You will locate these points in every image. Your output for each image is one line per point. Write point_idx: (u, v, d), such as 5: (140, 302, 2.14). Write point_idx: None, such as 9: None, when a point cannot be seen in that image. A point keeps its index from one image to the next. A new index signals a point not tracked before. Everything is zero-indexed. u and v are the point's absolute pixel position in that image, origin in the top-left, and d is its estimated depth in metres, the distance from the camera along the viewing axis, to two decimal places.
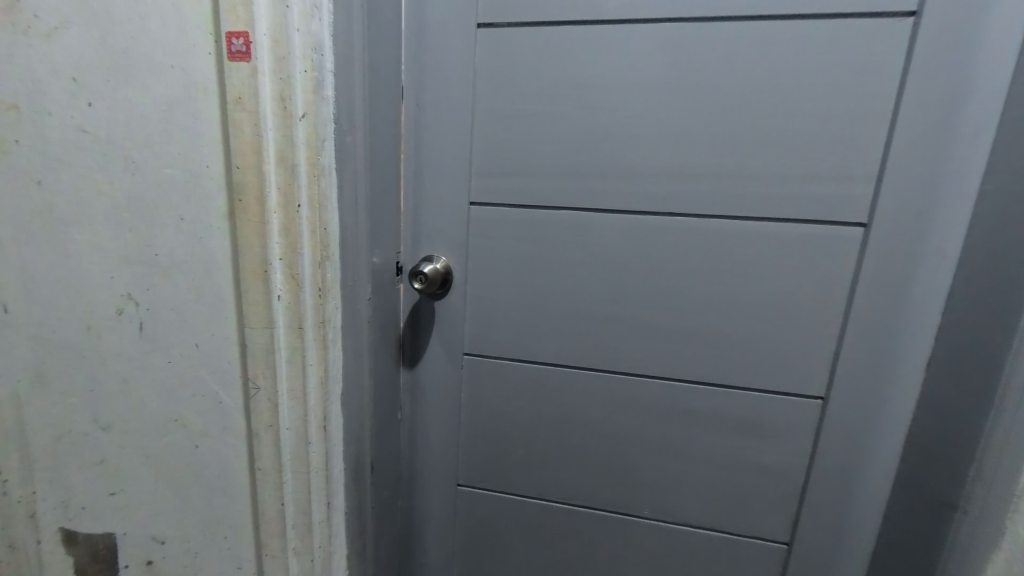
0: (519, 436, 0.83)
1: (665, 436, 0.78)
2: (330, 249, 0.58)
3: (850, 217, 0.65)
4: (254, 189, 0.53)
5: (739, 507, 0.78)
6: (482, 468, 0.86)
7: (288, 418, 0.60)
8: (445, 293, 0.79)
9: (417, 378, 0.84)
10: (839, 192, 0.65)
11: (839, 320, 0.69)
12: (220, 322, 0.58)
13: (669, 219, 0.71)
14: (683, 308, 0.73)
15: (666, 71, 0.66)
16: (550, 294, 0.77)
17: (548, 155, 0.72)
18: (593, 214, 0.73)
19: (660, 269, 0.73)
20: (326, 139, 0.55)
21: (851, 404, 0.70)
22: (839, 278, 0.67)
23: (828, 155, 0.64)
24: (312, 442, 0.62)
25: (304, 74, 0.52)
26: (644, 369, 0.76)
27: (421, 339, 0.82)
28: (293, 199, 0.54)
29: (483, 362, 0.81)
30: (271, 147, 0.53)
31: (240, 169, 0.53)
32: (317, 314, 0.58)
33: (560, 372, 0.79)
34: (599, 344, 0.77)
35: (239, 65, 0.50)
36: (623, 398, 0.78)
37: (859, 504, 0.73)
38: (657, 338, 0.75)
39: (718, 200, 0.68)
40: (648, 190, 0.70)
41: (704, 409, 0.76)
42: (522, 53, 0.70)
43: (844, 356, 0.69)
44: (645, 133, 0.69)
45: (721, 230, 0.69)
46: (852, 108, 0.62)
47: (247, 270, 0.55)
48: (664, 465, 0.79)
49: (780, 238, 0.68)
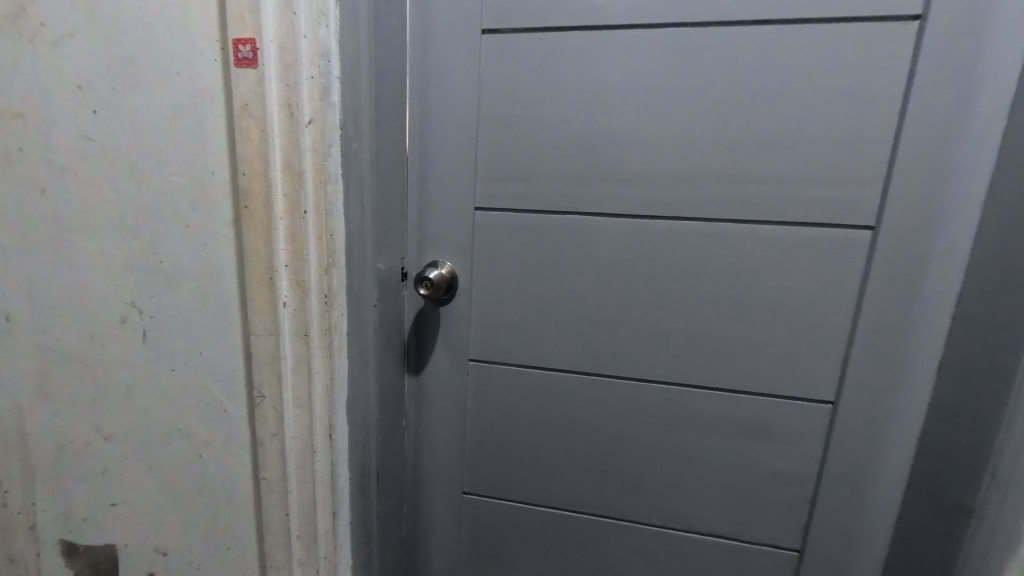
0: (525, 442, 0.82)
1: (672, 441, 0.77)
2: (336, 255, 0.58)
3: (858, 219, 0.65)
4: (260, 194, 0.53)
5: (748, 513, 0.77)
6: (487, 475, 0.85)
7: (293, 425, 0.59)
8: (451, 298, 0.79)
9: (421, 384, 0.82)
10: (846, 194, 0.65)
11: (849, 324, 0.68)
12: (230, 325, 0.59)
13: (676, 222, 0.70)
14: (689, 312, 0.73)
15: (672, 73, 0.66)
16: (556, 299, 0.76)
17: (553, 160, 0.72)
18: (597, 218, 0.73)
19: (667, 272, 0.72)
20: (333, 144, 0.55)
21: (861, 407, 0.69)
22: (849, 281, 0.67)
23: (836, 157, 0.64)
24: (318, 451, 0.61)
25: (310, 80, 0.52)
26: (652, 372, 0.75)
27: (426, 344, 0.81)
28: (299, 204, 0.53)
29: (489, 367, 0.80)
30: (278, 151, 0.52)
31: (245, 175, 0.53)
32: (322, 321, 0.58)
33: (566, 377, 0.78)
34: (606, 348, 0.76)
35: (245, 71, 0.50)
36: (629, 402, 0.77)
37: (871, 509, 0.72)
38: (664, 342, 0.74)
39: (726, 203, 0.68)
40: (655, 194, 0.70)
41: (714, 415, 0.75)
42: (526, 58, 0.70)
43: (855, 359, 0.68)
44: (650, 137, 0.69)
45: (729, 233, 0.69)
46: (859, 110, 0.62)
47: (253, 276, 0.55)
48: (671, 471, 0.78)
49: (790, 241, 0.68)
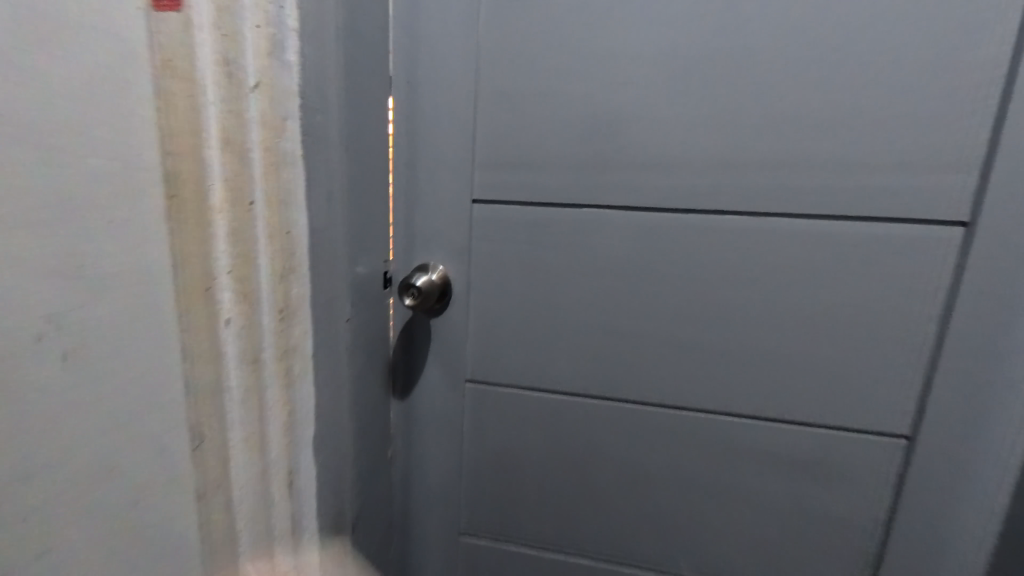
0: (532, 477, 0.70)
1: (709, 477, 0.65)
2: (292, 259, 0.46)
3: (944, 213, 0.53)
4: (191, 177, 0.37)
5: (799, 563, 0.65)
6: (488, 514, 0.73)
7: (246, 480, 0.44)
8: (444, 308, 0.66)
9: (410, 408, 0.70)
10: (931, 182, 0.53)
11: (929, 340, 0.56)
12: (142, 340, 0.35)
13: (717, 217, 0.58)
14: (731, 326, 0.60)
15: (716, 33, 0.54)
16: (569, 309, 0.64)
17: (566, 141, 0.60)
18: (620, 213, 0.60)
19: (704, 278, 0.60)
20: (288, 117, 0.44)
21: (943, 441, 0.58)
22: (930, 289, 0.55)
23: (919, 136, 0.52)
24: (276, 506, 0.48)
25: (256, 30, 0.39)
26: (685, 397, 0.63)
27: (415, 362, 0.69)
28: (245, 192, 0.40)
29: (489, 390, 0.68)
30: (216, 129, 0.37)
31: (172, 152, 0.35)
32: (279, 342, 0.45)
33: (582, 403, 0.66)
34: (630, 368, 0.64)
35: (167, 16, 0.34)
36: (656, 432, 0.65)
37: (951, 560, 0.61)
38: (699, 361, 0.62)
39: (779, 194, 0.56)
40: (691, 183, 0.58)
41: (758, 448, 0.63)
42: (534, 17, 0.58)
43: (936, 383, 0.56)
44: (687, 113, 0.56)
45: (782, 231, 0.57)
46: (951, 77, 0.50)
47: (181, 291, 0.37)
48: (708, 513, 0.66)
49: (857, 240, 0.55)
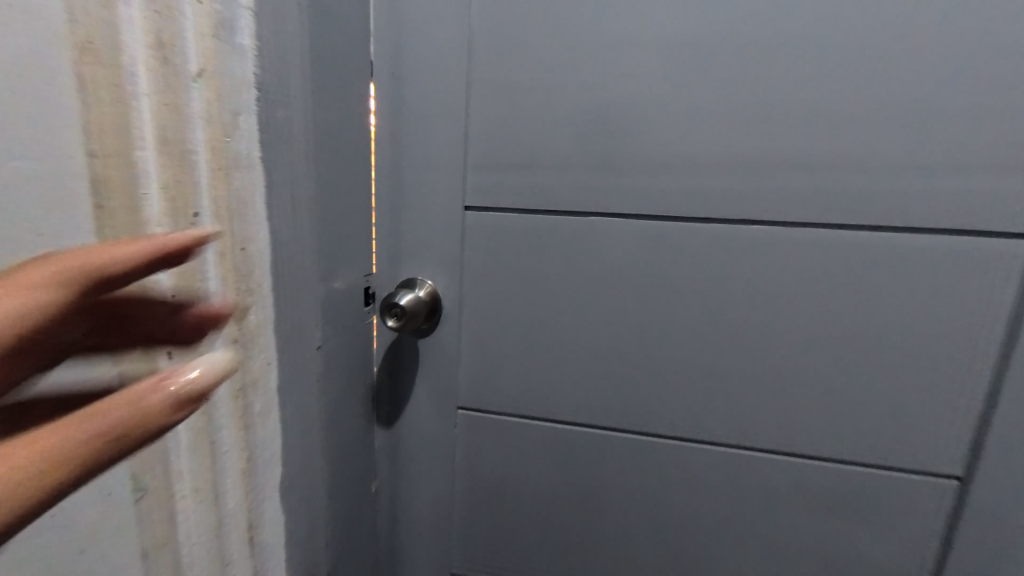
0: (531, 514, 0.63)
1: (729, 517, 0.58)
2: (251, 278, 0.40)
3: (1006, 224, 0.46)
4: (121, 184, 0.30)
5: None
6: (482, 552, 0.66)
7: (195, 535, 0.38)
8: (433, 328, 0.59)
9: (396, 436, 0.64)
10: (991, 189, 0.46)
11: (985, 369, 0.49)
12: None
13: (741, 228, 0.51)
14: (757, 350, 0.53)
15: (745, 16, 0.47)
16: (573, 330, 0.57)
17: (571, 140, 0.53)
18: (631, 222, 0.53)
19: (727, 296, 0.53)
20: (242, 110, 0.37)
21: (1000, 482, 0.51)
22: (987, 311, 0.48)
23: (978, 135, 0.45)
24: (232, 562, 0.42)
25: (197, 7, 0.33)
26: (704, 428, 0.56)
27: (401, 387, 0.62)
28: (187, 202, 0.34)
29: (483, 418, 0.61)
30: (151, 125, 0.32)
31: (101, 153, 0.29)
32: (236, 376, 0.39)
33: (587, 433, 0.59)
34: (642, 395, 0.57)
35: None
36: (670, 466, 0.58)
37: None
38: (720, 389, 0.55)
39: (814, 202, 0.49)
40: (714, 188, 0.51)
41: (782, 485, 0.56)
42: None
43: (992, 417, 0.49)
44: (710, 109, 0.49)
45: (816, 244, 0.50)
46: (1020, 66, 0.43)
47: None
48: (728, 556, 0.59)
49: (903, 254, 0.48)
